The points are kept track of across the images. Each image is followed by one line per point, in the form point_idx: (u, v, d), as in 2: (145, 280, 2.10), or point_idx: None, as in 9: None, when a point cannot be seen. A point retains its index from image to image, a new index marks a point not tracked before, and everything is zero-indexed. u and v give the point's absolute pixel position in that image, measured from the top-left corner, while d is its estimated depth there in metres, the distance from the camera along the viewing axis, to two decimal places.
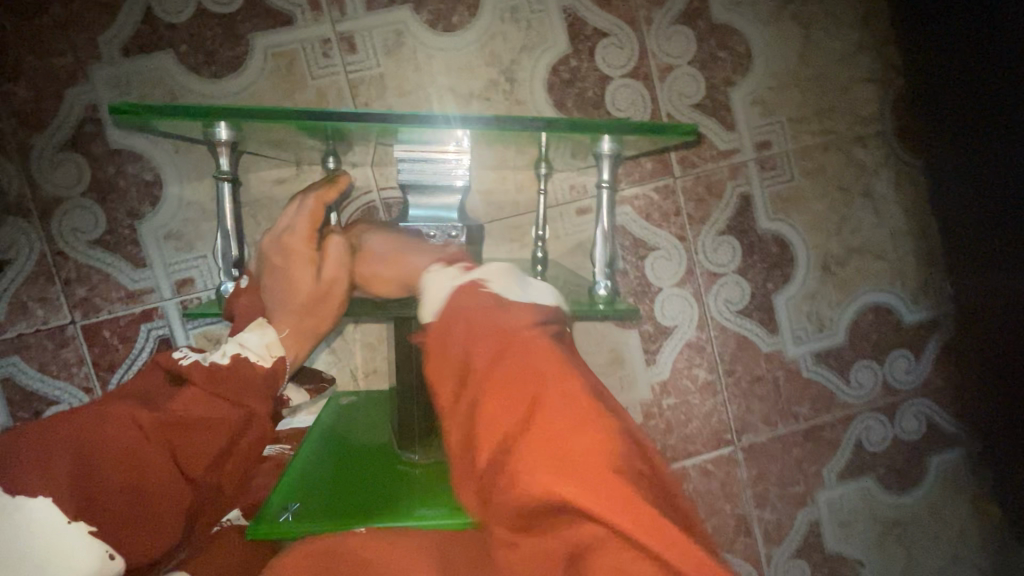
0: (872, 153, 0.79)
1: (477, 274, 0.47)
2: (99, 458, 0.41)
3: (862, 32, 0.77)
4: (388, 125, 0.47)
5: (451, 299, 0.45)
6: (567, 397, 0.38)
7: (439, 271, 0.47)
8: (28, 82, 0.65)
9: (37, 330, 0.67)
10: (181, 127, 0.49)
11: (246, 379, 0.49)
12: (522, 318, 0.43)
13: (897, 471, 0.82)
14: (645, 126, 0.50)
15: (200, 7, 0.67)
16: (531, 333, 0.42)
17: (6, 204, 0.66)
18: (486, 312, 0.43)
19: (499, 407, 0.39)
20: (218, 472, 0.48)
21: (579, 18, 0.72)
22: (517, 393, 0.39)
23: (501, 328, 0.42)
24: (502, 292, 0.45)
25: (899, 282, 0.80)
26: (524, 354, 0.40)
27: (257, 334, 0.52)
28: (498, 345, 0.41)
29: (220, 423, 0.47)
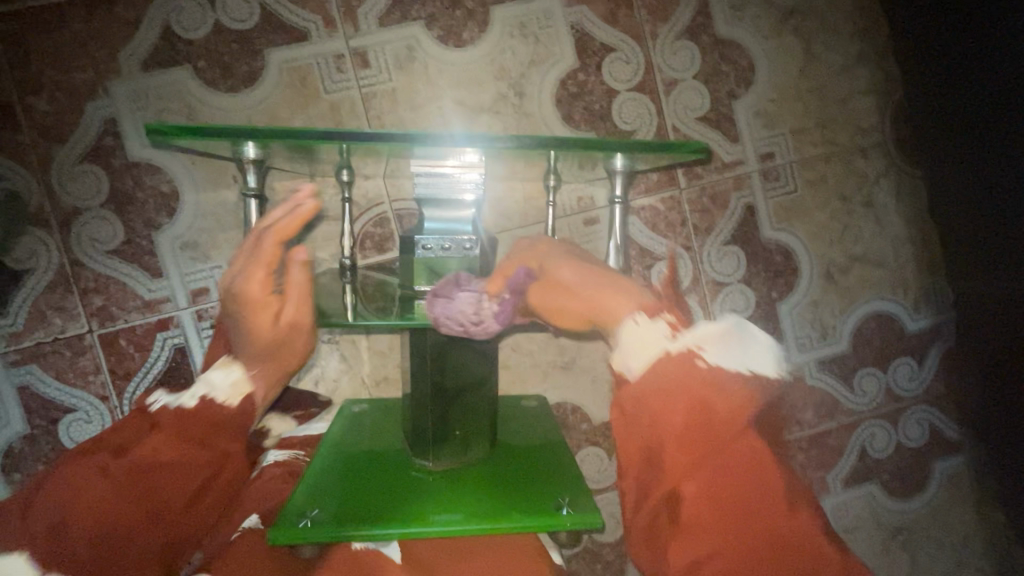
0: (873, 164, 0.80)
1: (693, 336, 0.47)
2: (68, 514, 0.45)
3: (862, 46, 0.79)
4: (408, 143, 0.48)
5: (654, 362, 0.46)
6: (757, 478, 0.43)
7: (645, 325, 0.47)
8: (49, 96, 0.67)
9: (54, 339, 0.68)
10: (210, 146, 0.51)
11: (213, 422, 0.50)
12: (735, 396, 0.44)
13: (901, 477, 0.83)
14: (655, 146, 0.52)
15: (217, 23, 0.68)
16: (738, 407, 0.44)
17: (26, 215, 0.67)
18: (701, 386, 0.44)
19: (694, 498, 0.43)
20: (194, 510, 0.50)
21: (585, 33, 0.74)
22: (720, 481, 0.43)
23: (712, 405, 0.44)
24: (720, 363, 0.45)
25: (901, 290, 0.81)
26: (722, 435, 0.43)
27: (224, 375, 0.51)
28: (693, 429, 0.44)
29: (185, 465, 0.48)
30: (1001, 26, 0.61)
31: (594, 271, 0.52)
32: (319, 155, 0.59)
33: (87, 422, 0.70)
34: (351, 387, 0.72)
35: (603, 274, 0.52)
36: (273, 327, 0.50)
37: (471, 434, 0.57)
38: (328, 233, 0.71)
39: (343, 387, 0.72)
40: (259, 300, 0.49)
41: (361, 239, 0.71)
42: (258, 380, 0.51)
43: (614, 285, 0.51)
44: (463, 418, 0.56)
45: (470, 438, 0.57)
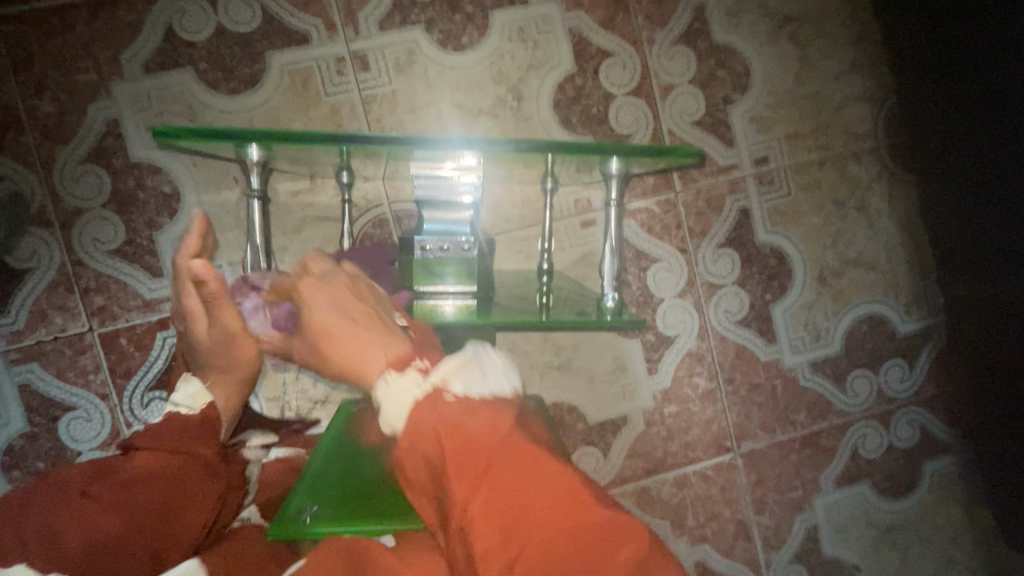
0: (866, 169, 0.81)
1: (436, 374, 0.43)
2: (57, 528, 0.45)
3: (856, 52, 0.80)
4: (407, 146, 0.49)
5: (411, 415, 0.41)
6: (554, 485, 0.37)
7: (400, 376, 0.44)
8: (52, 97, 0.67)
9: (55, 338, 0.69)
10: (214, 149, 0.52)
11: (181, 430, 0.54)
12: (492, 418, 0.40)
13: (892, 477, 0.84)
14: (649, 150, 0.53)
15: (219, 26, 0.69)
16: (476, 424, 0.40)
17: (28, 214, 0.68)
18: (450, 422, 0.40)
19: (484, 522, 0.37)
20: (182, 520, 0.50)
21: (584, 38, 0.75)
22: (507, 494, 0.37)
23: (456, 432, 0.40)
24: (464, 394, 0.42)
25: (893, 293, 0.82)
26: (470, 453, 0.39)
27: (186, 387, 0.56)
28: (452, 455, 0.39)
29: (171, 472, 0.51)
30: (993, 36, 0.63)
31: (353, 311, 0.50)
32: (319, 157, 0.60)
33: (88, 420, 0.70)
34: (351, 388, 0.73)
35: (366, 313, 0.50)
36: (210, 335, 0.55)
37: None
38: (327, 234, 0.72)
39: (343, 387, 0.73)
40: (192, 309, 0.55)
41: (359, 240, 0.72)
42: (215, 390, 0.57)
43: (371, 326, 0.49)
44: None
45: None
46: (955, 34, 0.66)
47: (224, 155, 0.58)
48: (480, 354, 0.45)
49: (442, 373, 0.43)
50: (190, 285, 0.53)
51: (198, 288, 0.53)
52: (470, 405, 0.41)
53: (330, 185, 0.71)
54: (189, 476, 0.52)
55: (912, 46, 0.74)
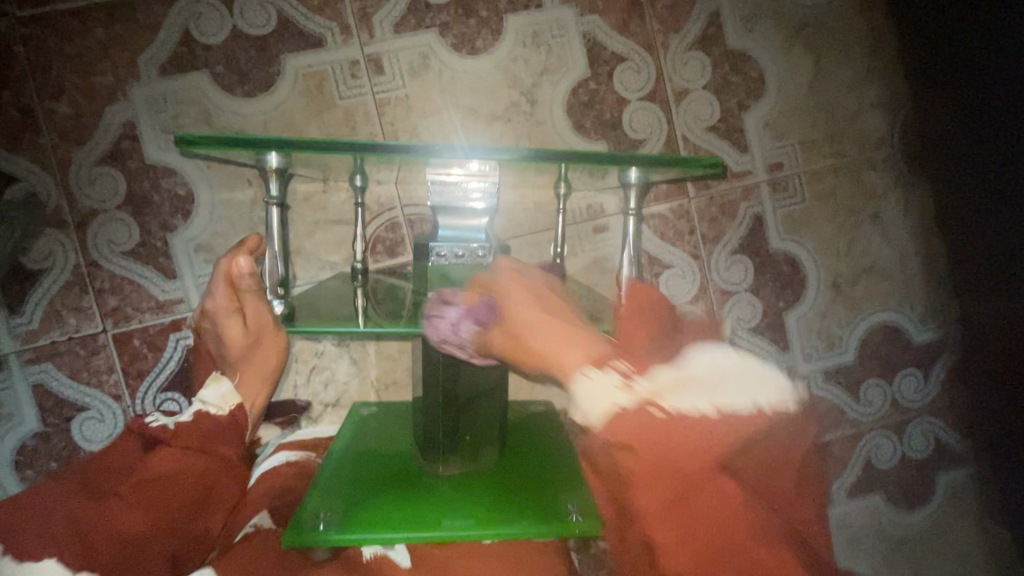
0: (881, 177, 0.81)
1: (646, 384, 0.43)
2: (89, 523, 0.47)
3: (872, 59, 0.79)
4: (424, 153, 0.49)
5: (609, 414, 0.42)
6: (742, 519, 0.39)
7: (600, 376, 0.44)
8: (69, 100, 0.68)
9: (69, 339, 0.69)
10: (232, 155, 0.52)
11: (207, 431, 0.54)
12: (700, 447, 0.40)
13: (905, 489, 0.83)
14: (668, 159, 0.52)
15: (235, 30, 0.69)
16: (685, 452, 0.40)
17: (44, 215, 0.68)
18: (662, 430, 0.40)
19: (673, 548, 0.39)
20: (202, 519, 0.52)
21: (598, 43, 0.74)
22: (697, 525, 0.39)
23: (664, 448, 0.40)
24: (678, 405, 0.41)
25: (908, 302, 0.82)
26: (671, 480, 0.40)
27: (217, 387, 0.57)
28: (645, 472, 0.41)
29: (198, 473, 0.52)
30: (1009, 49, 0.62)
31: (549, 304, 0.50)
32: (333, 161, 0.60)
33: (100, 420, 0.70)
34: (360, 391, 0.73)
35: (562, 320, 0.49)
36: (245, 332, 0.58)
37: (481, 441, 0.58)
38: (340, 237, 0.72)
39: (353, 390, 0.73)
40: (224, 307, 0.58)
41: (372, 244, 0.72)
42: (242, 389, 0.59)
43: (570, 329, 0.48)
44: (473, 424, 0.57)
45: (480, 444, 0.58)
46: (974, 44, 0.65)
47: (241, 161, 0.57)
48: (704, 359, 0.44)
49: (654, 381, 0.43)
50: (225, 284, 0.58)
51: (234, 283, 0.57)
52: (689, 420, 0.41)
53: (343, 189, 0.71)
54: (214, 477, 0.53)
55: (926, 54, 0.73)
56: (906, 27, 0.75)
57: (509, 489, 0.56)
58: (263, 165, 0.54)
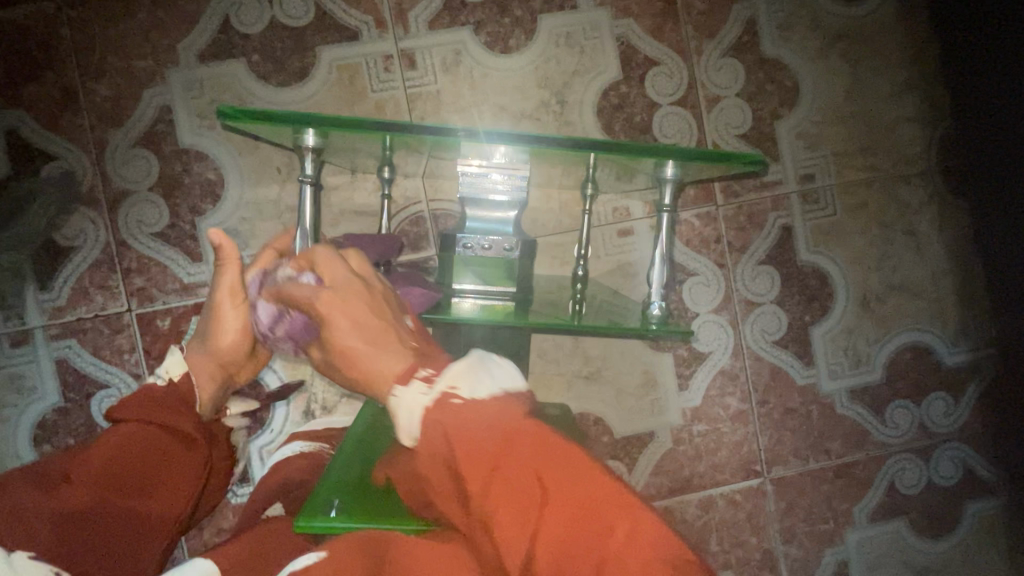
0: (916, 193, 0.79)
1: (443, 379, 0.40)
2: (37, 510, 0.41)
3: (911, 72, 0.78)
4: (458, 138, 0.50)
5: (422, 419, 0.39)
6: (540, 462, 0.36)
7: (405, 387, 0.41)
8: (109, 81, 0.69)
9: (94, 316, 0.70)
10: (272, 132, 0.53)
11: (156, 396, 0.48)
12: (496, 416, 0.37)
13: (930, 516, 0.80)
14: (708, 155, 0.53)
15: (274, 20, 0.70)
16: (477, 425, 0.37)
17: (78, 193, 0.70)
18: (460, 423, 0.37)
19: (501, 521, 0.35)
20: (166, 499, 0.46)
21: (631, 46, 0.74)
22: (513, 498, 0.35)
23: (454, 437, 0.37)
24: (472, 395, 0.38)
25: (939, 323, 0.79)
26: (504, 471, 0.36)
27: (167, 359, 0.50)
28: (459, 466, 0.36)
29: (156, 447, 0.46)
30: None
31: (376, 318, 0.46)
32: (362, 152, 0.60)
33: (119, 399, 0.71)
34: None
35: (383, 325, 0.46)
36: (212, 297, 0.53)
37: None
38: (363, 229, 0.72)
39: None
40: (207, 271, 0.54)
41: (396, 237, 0.72)
42: (193, 360, 0.52)
43: (389, 335, 0.45)
44: None
45: None
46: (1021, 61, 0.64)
47: (285, 142, 0.59)
48: (474, 357, 0.41)
49: (447, 377, 0.40)
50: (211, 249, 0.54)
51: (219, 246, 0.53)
52: (482, 403, 0.38)
53: (370, 181, 0.72)
54: (167, 448, 0.47)
55: (967, 70, 0.71)
56: (947, 43, 0.74)
57: None
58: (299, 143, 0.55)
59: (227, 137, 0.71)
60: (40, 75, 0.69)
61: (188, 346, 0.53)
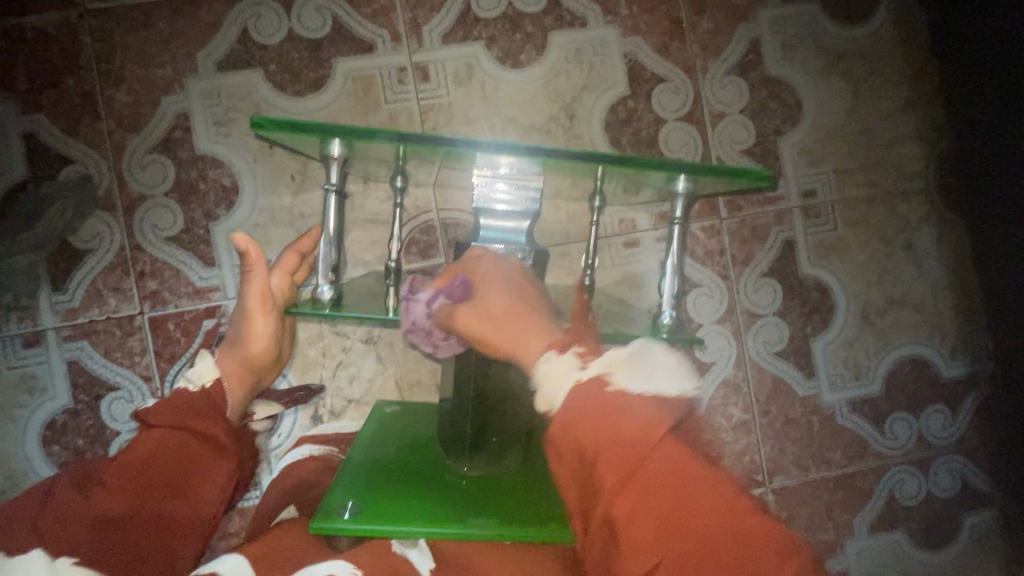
0: (914, 210, 0.80)
1: (596, 365, 0.41)
2: (76, 515, 0.47)
3: (909, 92, 0.80)
4: (475, 148, 0.52)
5: (567, 397, 0.41)
6: (682, 484, 0.36)
7: (557, 361, 0.43)
8: (128, 89, 0.71)
9: (107, 318, 0.71)
10: (299, 141, 0.54)
11: (188, 405, 0.54)
12: (646, 415, 0.39)
13: (929, 528, 0.81)
14: (724, 172, 0.54)
15: (291, 32, 0.72)
16: (625, 419, 0.38)
17: (95, 197, 0.71)
18: (605, 412, 0.39)
19: (638, 523, 0.35)
20: (199, 497, 0.52)
21: (639, 63, 0.76)
22: (655, 500, 0.36)
23: (599, 426, 0.38)
24: (625, 385, 0.40)
25: (937, 336, 0.81)
26: (647, 478, 0.36)
27: (198, 363, 0.58)
28: (601, 458, 0.37)
29: (179, 451, 0.52)
30: None
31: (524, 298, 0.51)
32: (377, 162, 0.62)
33: (129, 401, 0.72)
34: (383, 389, 0.74)
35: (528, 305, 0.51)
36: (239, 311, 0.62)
37: (508, 444, 0.57)
38: (374, 236, 0.73)
39: (376, 387, 0.73)
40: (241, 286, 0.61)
41: (406, 244, 0.73)
42: (222, 363, 0.60)
43: (542, 320, 0.49)
44: (502, 428, 0.56)
45: (507, 447, 0.57)
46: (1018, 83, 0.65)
47: (306, 150, 0.60)
48: (635, 351, 0.43)
49: (604, 359, 0.42)
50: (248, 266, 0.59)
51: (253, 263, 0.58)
52: (633, 396, 0.40)
53: (382, 189, 0.73)
54: (196, 456, 0.52)
55: (969, 91, 0.73)
56: (950, 63, 0.76)
57: (530, 496, 0.56)
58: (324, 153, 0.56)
59: (243, 144, 0.72)
60: (61, 82, 0.70)
61: (218, 350, 0.62)
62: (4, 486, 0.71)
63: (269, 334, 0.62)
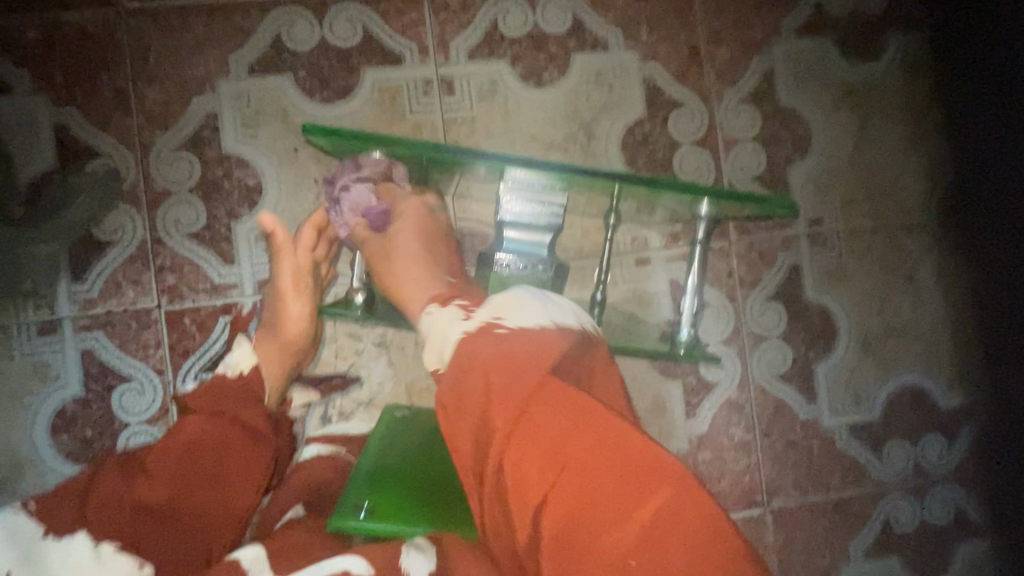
0: (917, 242, 0.83)
1: (484, 313, 0.51)
2: (118, 502, 0.54)
3: (914, 129, 0.83)
4: (506, 163, 0.55)
5: (461, 342, 0.49)
6: (557, 407, 0.45)
7: (445, 312, 0.54)
8: (160, 87, 0.73)
9: (124, 310, 0.72)
10: (343, 148, 0.59)
11: (229, 394, 0.62)
12: (536, 350, 0.48)
13: (923, 555, 0.82)
14: (742, 196, 0.59)
15: (322, 40, 0.74)
16: (523, 359, 0.47)
17: (120, 190, 0.72)
18: (501, 352, 0.48)
19: (526, 450, 0.44)
20: (229, 487, 0.57)
21: (657, 88, 0.79)
22: (539, 427, 0.45)
23: (491, 375, 0.47)
24: (516, 326, 0.49)
25: (936, 367, 0.83)
26: (527, 406, 0.45)
27: (236, 350, 0.64)
28: (492, 397, 0.46)
29: (216, 442, 0.59)
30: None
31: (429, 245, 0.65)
32: (407, 171, 0.64)
33: (140, 393, 0.72)
34: (394, 394, 0.74)
35: (427, 253, 0.64)
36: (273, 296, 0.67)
37: None
38: None
39: (387, 391, 0.74)
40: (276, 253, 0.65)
41: None
42: (260, 350, 0.64)
43: (432, 267, 0.63)
44: None
45: None
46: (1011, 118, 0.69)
47: (347, 159, 0.65)
48: (517, 296, 0.52)
49: (490, 307, 0.52)
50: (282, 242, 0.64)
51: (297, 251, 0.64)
52: (522, 334, 0.49)
53: None
54: (229, 447, 0.59)
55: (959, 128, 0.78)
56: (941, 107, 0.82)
57: None
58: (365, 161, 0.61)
59: (269, 146, 0.74)
60: (94, 77, 0.72)
61: (257, 335, 0.66)
62: (10, 473, 0.71)
63: (306, 314, 0.66)
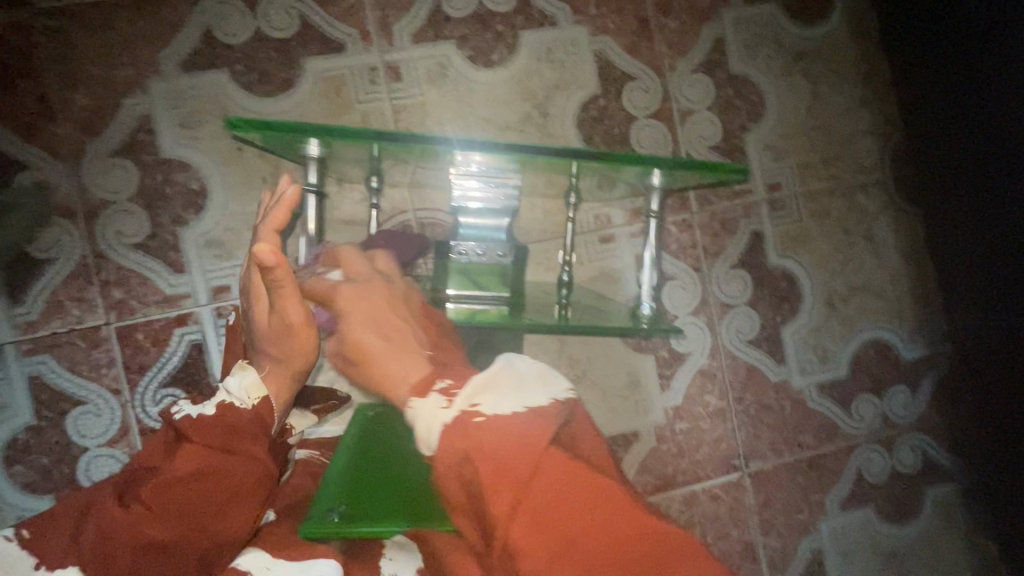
0: (872, 201, 0.84)
1: (463, 398, 0.44)
2: (111, 535, 0.45)
3: (864, 90, 0.84)
4: (444, 146, 0.53)
5: (444, 430, 0.42)
6: (564, 481, 0.38)
7: (427, 399, 0.46)
8: (87, 90, 0.68)
9: (70, 330, 0.68)
10: (279, 142, 0.57)
11: (236, 426, 0.50)
12: (526, 433, 0.40)
13: (895, 503, 0.85)
14: (694, 164, 0.58)
15: (257, 32, 0.71)
16: (508, 447, 0.39)
17: (54, 203, 0.68)
18: (483, 435, 0.40)
19: (531, 534, 0.37)
20: (233, 518, 0.48)
21: (608, 61, 0.78)
22: (547, 505, 0.37)
23: (483, 452, 0.40)
24: (495, 410, 0.42)
25: (897, 320, 0.85)
26: (529, 480, 0.38)
27: (243, 377, 0.53)
28: (489, 477, 0.38)
29: (222, 471, 0.48)
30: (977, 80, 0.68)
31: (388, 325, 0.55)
32: (353, 164, 0.63)
33: (96, 416, 0.69)
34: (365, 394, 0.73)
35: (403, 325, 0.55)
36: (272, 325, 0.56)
37: None
38: (351, 239, 0.71)
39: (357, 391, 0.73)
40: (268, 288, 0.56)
41: None
42: (269, 383, 0.55)
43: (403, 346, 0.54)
44: None
45: None
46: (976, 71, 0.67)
47: (286, 153, 0.63)
48: (499, 376, 0.46)
49: (470, 390, 0.45)
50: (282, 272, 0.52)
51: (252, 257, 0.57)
52: (501, 420, 0.41)
53: (357, 190, 0.71)
54: (236, 479, 0.49)
55: (948, 95, 0.72)
56: (919, 71, 0.77)
57: None
58: (303, 154, 0.60)
59: (211, 146, 0.70)
60: (12, 84, 0.67)
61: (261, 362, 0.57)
62: None
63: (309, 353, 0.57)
